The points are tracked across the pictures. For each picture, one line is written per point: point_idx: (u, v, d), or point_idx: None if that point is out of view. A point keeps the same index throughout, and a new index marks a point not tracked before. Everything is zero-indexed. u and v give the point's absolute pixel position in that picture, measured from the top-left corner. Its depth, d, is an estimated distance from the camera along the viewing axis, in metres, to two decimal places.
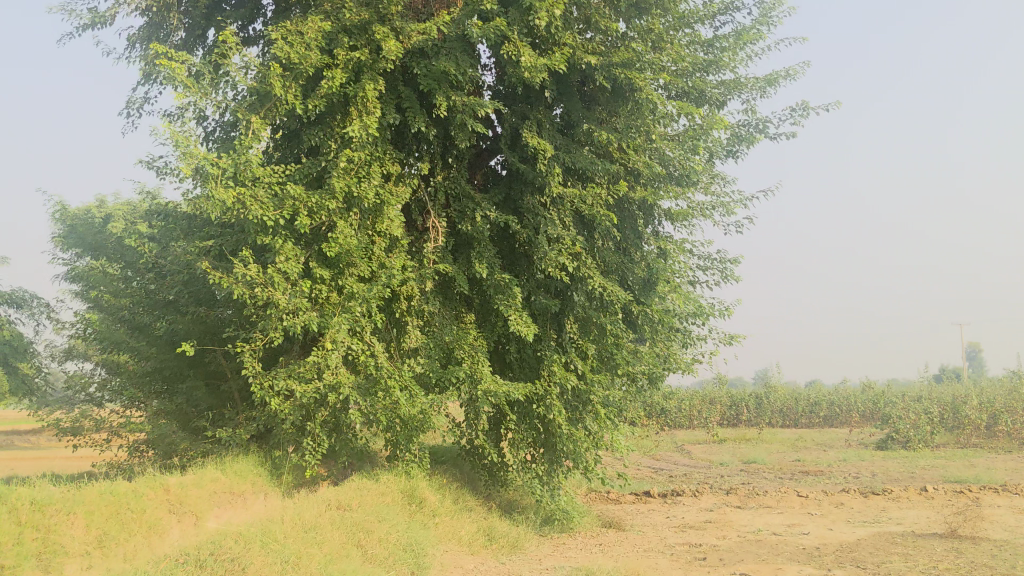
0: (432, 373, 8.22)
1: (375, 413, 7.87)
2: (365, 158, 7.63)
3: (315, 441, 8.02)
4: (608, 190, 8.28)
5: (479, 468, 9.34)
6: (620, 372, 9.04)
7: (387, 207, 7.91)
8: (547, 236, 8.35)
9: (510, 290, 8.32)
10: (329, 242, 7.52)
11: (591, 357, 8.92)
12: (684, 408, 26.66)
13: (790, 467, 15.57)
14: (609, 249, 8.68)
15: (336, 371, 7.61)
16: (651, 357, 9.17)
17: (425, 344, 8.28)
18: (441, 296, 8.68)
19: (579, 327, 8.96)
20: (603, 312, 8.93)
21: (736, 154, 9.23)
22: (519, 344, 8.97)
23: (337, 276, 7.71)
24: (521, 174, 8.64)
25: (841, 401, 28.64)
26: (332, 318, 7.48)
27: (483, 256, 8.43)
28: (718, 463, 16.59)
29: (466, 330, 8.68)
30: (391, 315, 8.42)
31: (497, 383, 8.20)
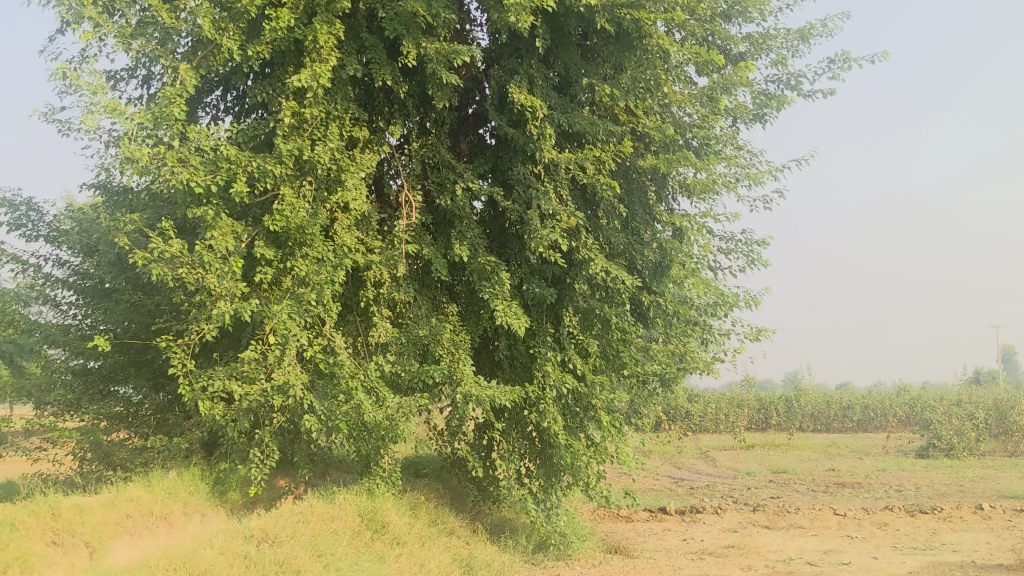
0: (404, 373, 6.98)
1: (334, 420, 6.66)
2: (320, 117, 6.41)
3: (264, 453, 6.81)
4: (611, 158, 7.01)
5: (466, 485, 8.10)
6: (629, 373, 7.77)
7: (348, 176, 6.69)
8: (539, 212, 7.09)
9: (497, 276, 7.06)
10: (275, 216, 6.30)
11: (594, 355, 7.64)
12: (709, 412, 25.30)
13: (823, 478, 14.18)
14: (615, 228, 7.40)
15: (284, 370, 6.39)
16: (664, 355, 7.87)
17: (396, 339, 7.05)
18: (417, 283, 7.44)
19: (579, 319, 7.68)
20: (609, 303, 7.65)
21: (764, 119, 7.92)
22: (510, 341, 7.71)
23: (288, 257, 6.49)
24: (510, 141, 7.39)
25: (876, 405, 27.13)
26: (277, 306, 6.26)
27: (465, 235, 7.18)
28: (745, 472, 15.22)
29: (447, 323, 7.42)
30: (358, 306, 7.19)
31: (480, 384, 6.94)
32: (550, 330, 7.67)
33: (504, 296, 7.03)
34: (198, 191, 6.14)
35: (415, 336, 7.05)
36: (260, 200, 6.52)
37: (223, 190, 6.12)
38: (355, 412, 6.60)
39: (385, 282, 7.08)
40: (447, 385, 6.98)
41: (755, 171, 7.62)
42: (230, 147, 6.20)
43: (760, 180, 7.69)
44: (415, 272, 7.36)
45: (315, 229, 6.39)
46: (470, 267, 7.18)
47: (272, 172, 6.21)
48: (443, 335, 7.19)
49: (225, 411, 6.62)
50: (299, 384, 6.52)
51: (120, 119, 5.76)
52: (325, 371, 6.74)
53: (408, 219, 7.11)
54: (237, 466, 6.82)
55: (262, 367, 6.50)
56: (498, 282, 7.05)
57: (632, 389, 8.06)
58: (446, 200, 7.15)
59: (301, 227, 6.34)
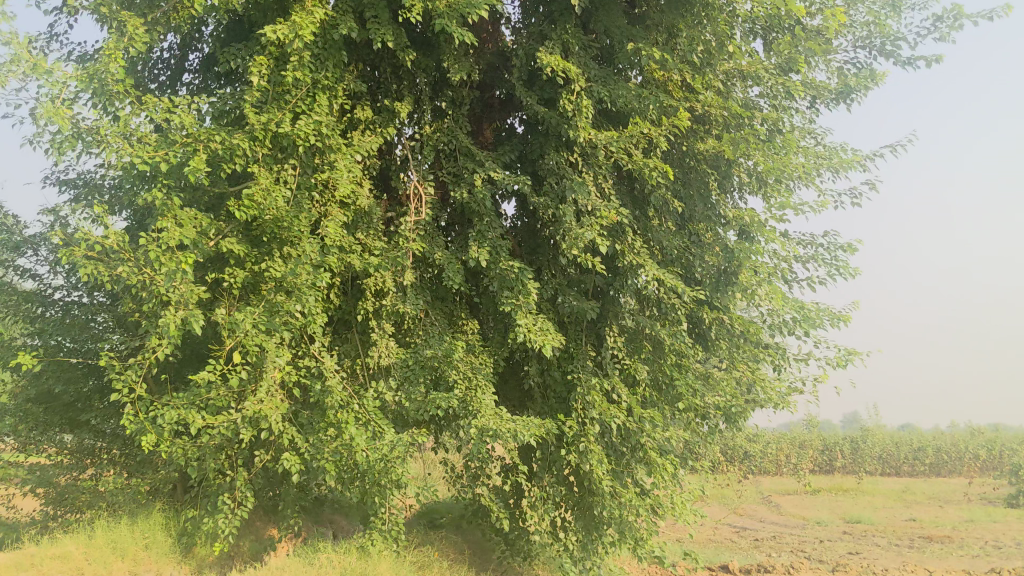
0: (407, 403, 5.69)
1: (319, 460, 5.38)
2: (304, 85, 5.23)
3: (236, 500, 5.54)
4: (663, 139, 5.71)
5: (490, 539, 6.77)
6: (685, 407, 6.39)
7: (341, 159, 5.47)
8: (575, 206, 5.79)
9: (525, 285, 5.78)
10: (246, 205, 5.09)
11: (643, 384, 6.30)
12: (769, 453, 23.54)
13: (904, 531, 12.51)
14: (668, 229, 6.08)
15: (256, 395, 5.14)
16: (730, 383, 6.49)
17: (399, 361, 5.77)
18: (429, 296, 6.18)
19: (625, 341, 6.35)
20: (662, 320, 6.29)
21: (849, 99, 6.55)
22: (542, 366, 6.38)
23: (264, 258, 5.28)
24: (541, 123, 6.13)
25: (951, 447, 25.09)
26: (244, 316, 5.03)
27: (485, 235, 5.91)
28: (815, 521, 13.56)
29: (464, 343, 6.13)
30: (356, 321, 5.94)
31: (503, 417, 5.65)
32: (590, 352, 6.36)
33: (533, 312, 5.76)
34: (153, 171, 4.99)
35: (424, 358, 5.77)
36: (229, 185, 5.34)
37: (182, 171, 4.97)
38: (346, 451, 5.35)
39: (388, 292, 5.85)
40: (459, 420, 5.68)
41: (847, 156, 6.20)
42: (193, 119, 5.04)
43: (855, 168, 6.26)
44: (426, 281, 6.11)
45: (298, 223, 5.16)
46: (491, 274, 5.91)
47: (241, 150, 5.02)
48: (459, 356, 5.91)
49: (187, 447, 5.38)
50: (278, 416, 5.29)
51: (46, 78, 4.63)
52: (312, 399, 5.52)
53: (416, 215, 5.88)
54: (202, 516, 5.56)
55: (232, 392, 5.28)
56: (527, 292, 5.78)
57: (691, 426, 6.67)
58: (463, 194, 5.91)
59: (278, 221, 5.13)
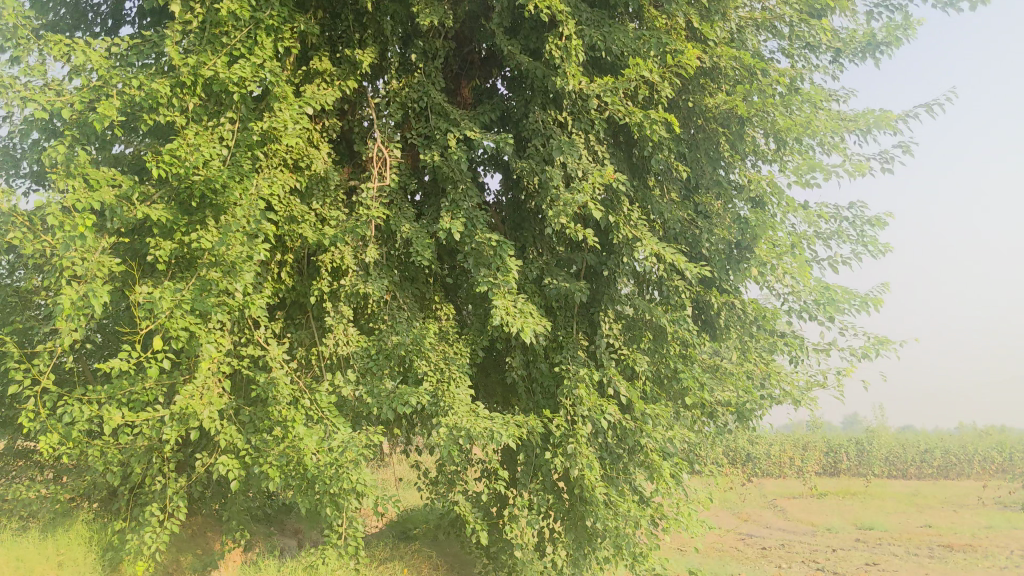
0: (368, 399, 4.89)
1: (262, 465, 4.57)
2: (243, 22, 4.43)
3: (166, 511, 4.73)
4: (666, 92, 4.91)
5: (470, 554, 5.96)
6: (690, 404, 5.59)
7: (288, 111, 4.68)
8: (564, 171, 5.00)
9: (505, 263, 4.99)
10: (172, 162, 4.30)
11: (642, 378, 5.51)
12: (772, 456, 22.71)
13: (922, 538, 11.69)
14: (671, 200, 5.28)
15: (184, 388, 4.34)
16: (742, 377, 5.69)
17: (359, 349, 4.98)
18: (397, 276, 5.39)
19: (620, 329, 5.56)
20: (664, 305, 5.50)
21: (878, 53, 5.76)
22: (526, 357, 5.59)
23: (196, 227, 4.50)
24: (525, 77, 5.35)
25: (959, 449, 24.22)
26: (168, 293, 4.23)
27: (459, 204, 5.12)
28: (825, 529, 12.73)
29: (436, 330, 5.34)
30: (311, 305, 5.15)
31: (478, 415, 4.86)
32: (581, 341, 5.57)
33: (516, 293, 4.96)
34: (60, 123, 4.21)
35: (388, 346, 4.97)
36: (156, 142, 4.56)
37: (94, 120, 4.16)
38: (293, 453, 4.56)
39: (347, 271, 5.06)
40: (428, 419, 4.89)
41: (882, 114, 5.38)
42: (109, 60, 4.24)
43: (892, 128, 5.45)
44: (393, 259, 5.32)
45: (235, 185, 4.37)
46: (465, 250, 5.12)
47: (166, 96, 4.22)
48: (429, 346, 5.12)
49: (106, 449, 4.58)
50: (213, 412, 4.51)
51: None
52: (255, 393, 4.73)
53: (380, 181, 5.10)
54: (127, 530, 4.75)
55: (158, 385, 4.48)
56: (508, 271, 5.00)
57: (696, 426, 5.88)
58: (434, 158, 5.12)
59: (211, 181, 4.34)
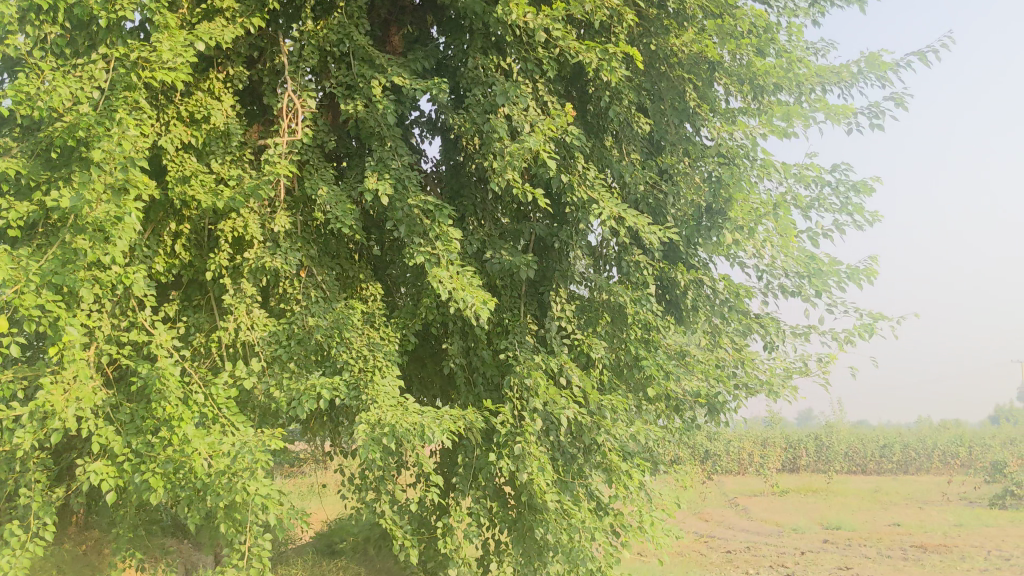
0: (275, 392, 4.11)
1: (145, 473, 3.78)
2: None
3: (29, 532, 3.91)
4: (625, 30, 4.20)
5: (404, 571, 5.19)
6: (654, 395, 4.89)
7: (176, 48, 3.88)
8: (510, 123, 4.28)
9: (439, 231, 4.25)
10: (25, 101, 3.49)
11: (599, 366, 4.80)
12: (732, 453, 22.17)
13: (892, 538, 11.14)
14: (632, 159, 4.58)
15: (43, 380, 3.54)
16: (712, 365, 5.01)
17: (266, 334, 4.20)
18: (315, 250, 4.61)
19: (575, 309, 4.86)
20: (625, 282, 4.80)
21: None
22: (467, 344, 4.85)
23: (59, 184, 3.68)
24: (463, 17, 4.61)
25: (918, 443, 23.58)
26: (19, 263, 3.42)
27: (386, 163, 4.37)
28: (791, 529, 12.14)
29: (361, 313, 4.57)
30: (210, 283, 4.36)
31: (407, 409, 4.11)
32: (530, 325, 4.85)
33: (453, 266, 4.22)
34: None
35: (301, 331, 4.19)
36: None
37: None
38: (182, 459, 3.77)
39: (253, 242, 4.28)
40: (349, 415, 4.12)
41: (871, 61, 4.73)
42: None
43: (882, 78, 4.79)
44: (310, 230, 4.55)
45: (105, 131, 3.58)
46: (393, 218, 4.36)
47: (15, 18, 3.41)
48: (351, 330, 4.35)
49: None
50: (82, 410, 3.70)
51: None
52: (137, 385, 3.94)
53: (292, 136, 4.32)
54: None
55: (13, 379, 3.66)
56: (443, 240, 4.25)
57: (660, 422, 5.19)
58: (357, 109, 4.36)
59: (74, 126, 3.54)
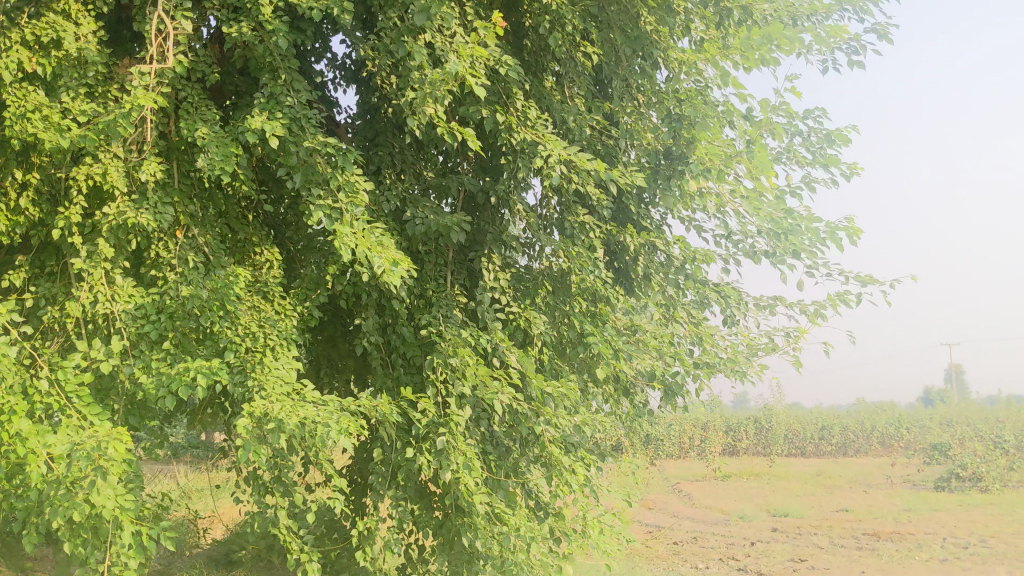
0: (141, 378, 3.33)
1: None
2: None
3: None
4: None
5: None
6: (602, 377, 4.22)
7: None
8: (430, 50, 3.55)
9: (345, 181, 3.50)
10: None
11: (538, 344, 4.12)
12: (674, 437, 21.77)
13: (843, 526, 10.69)
14: (577, 100, 3.89)
15: None
16: (666, 343, 4.36)
17: (131, 307, 3.41)
18: (198, 207, 3.83)
19: (510, 278, 4.18)
20: (568, 246, 4.12)
21: None
22: (384, 320, 4.12)
23: None
24: None
25: (856, 423, 23.33)
26: None
27: (280, 100, 3.61)
28: (738, 516, 11.66)
29: (252, 284, 3.81)
30: (64, 245, 3.55)
31: (305, 398, 3.36)
32: (457, 296, 4.14)
33: (361, 223, 3.48)
34: None
35: (174, 303, 3.41)
36: None
37: None
38: (13, 462, 2.98)
39: (115, 194, 3.48)
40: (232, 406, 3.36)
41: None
42: None
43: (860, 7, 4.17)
44: (190, 183, 3.76)
45: None
46: (289, 167, 3.61)
47: None
48: (238, 303, 3.58)
49: None
50: None
51: None
52: None
53: (163, 66, 3.54)
54: None
55: None
56: (349, 192, 3.51)
57: (607, 408, 4.53)
58: (243, 33, 3.60)
59: None
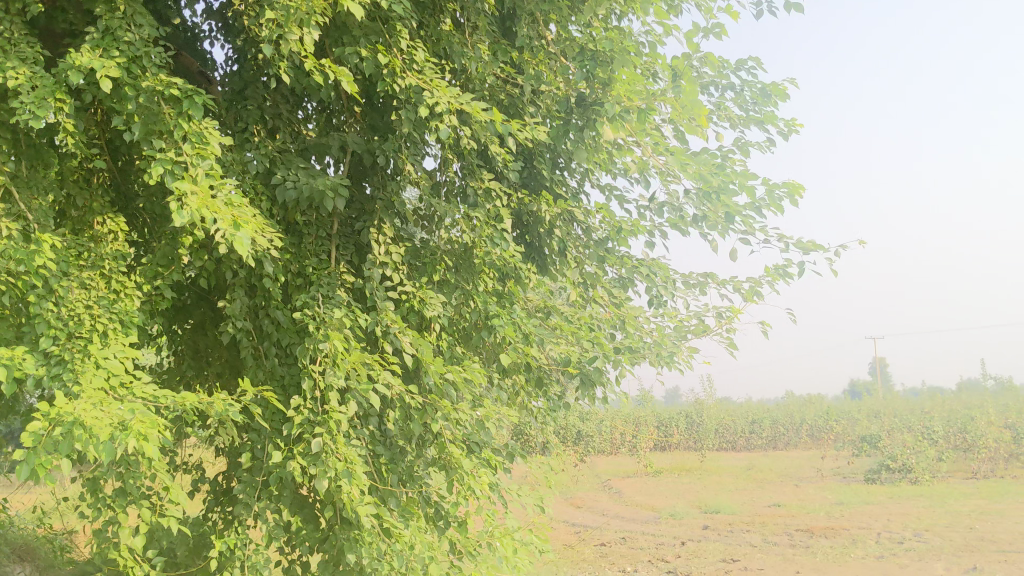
0: None
1: None
2: None
3: None
4: None
5: None
6: (511, 366, 3.67)
7: None
8: None
9: (192, 130, 2.86)
10: None
11: (438, 329, 3.55)
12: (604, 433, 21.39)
13: (776, 523, 10.34)
14: (477, 42, 3.32)
15: None
16: (585, 327, 3.82)
17: None
18: (20, 165, 3.15)
19: (405, 253, 3.60)
20: (471, 215, 3.56)
21: None
22: (256, 302, 3.50)
23: None
24: None
25: (785, 416, 23.25)
26: None
27: (116, 32, 2.97)
28: (669, 514, 11.24)
29: (87, 257, 3.15)
30: None
31: (136, 396, 2.73)
32: (342, 274, 3.54)
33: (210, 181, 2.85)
34: None
35: None
36: None
37: None
38: None
39: None
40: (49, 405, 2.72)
41: None
42: None
43: None
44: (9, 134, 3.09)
45: None
46: (126, 114, 2.97)
47: None
48: (66, 279, 2.93)
49: None
50: None
51: None
52: None
53: None
54: None
55: None
56: (196, 143, 2.87)
57: (520, 403, 3.98)
58: None
59: None
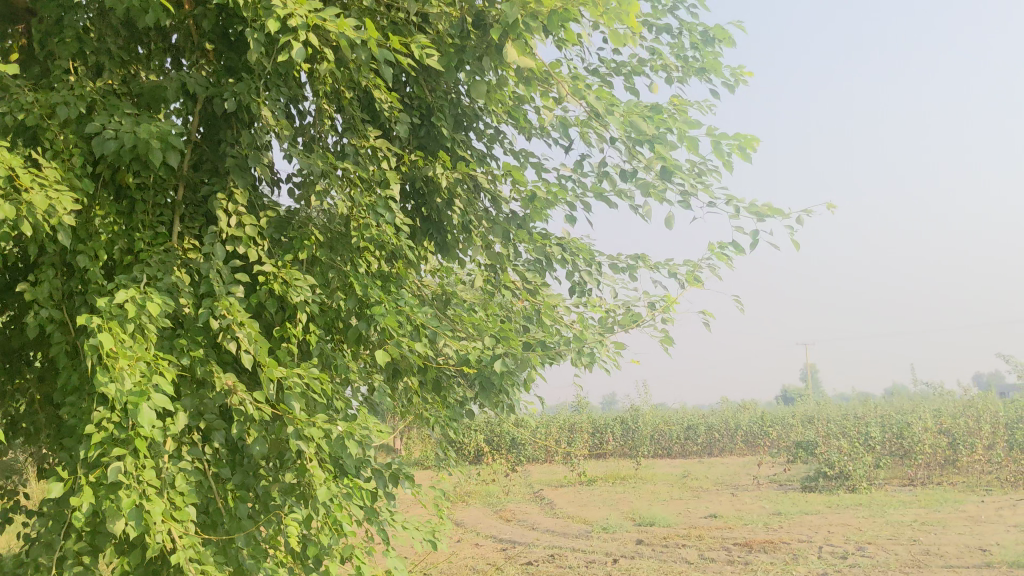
0: None
1: None
2: None
3: None
4: None
5: None
6: (396, 365, 2.95)
7: None
8: None
9: None
10: None
11: (304, 319, 2.82)
12: (536, 440, 20.76)
13: (712, 536, 9.77)
14: None
15: None
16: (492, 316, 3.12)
17: None
18: None
19: (266, 224, 2.86)
20: (348, 177, 2.84)
21: None
22: (68, 285, 2.74)
23: None
24: None
25: (720, 422, 22.89)
26: None
27: None
28: (601, 527, 10.62)
29: None
30: None
31: None
32: (182, 250, 2.79)
33: None
34: None
35: None
36: None
37: None
38: None
39: None
40: None
41: None
42: None
43: None
44: None
45: None
46: None
47: None
48: None
49: None
50: None
51: None
52: None
53: None
54: None
55: None
56: None
57: (412, 410, 3.25)
58: None
59: None
